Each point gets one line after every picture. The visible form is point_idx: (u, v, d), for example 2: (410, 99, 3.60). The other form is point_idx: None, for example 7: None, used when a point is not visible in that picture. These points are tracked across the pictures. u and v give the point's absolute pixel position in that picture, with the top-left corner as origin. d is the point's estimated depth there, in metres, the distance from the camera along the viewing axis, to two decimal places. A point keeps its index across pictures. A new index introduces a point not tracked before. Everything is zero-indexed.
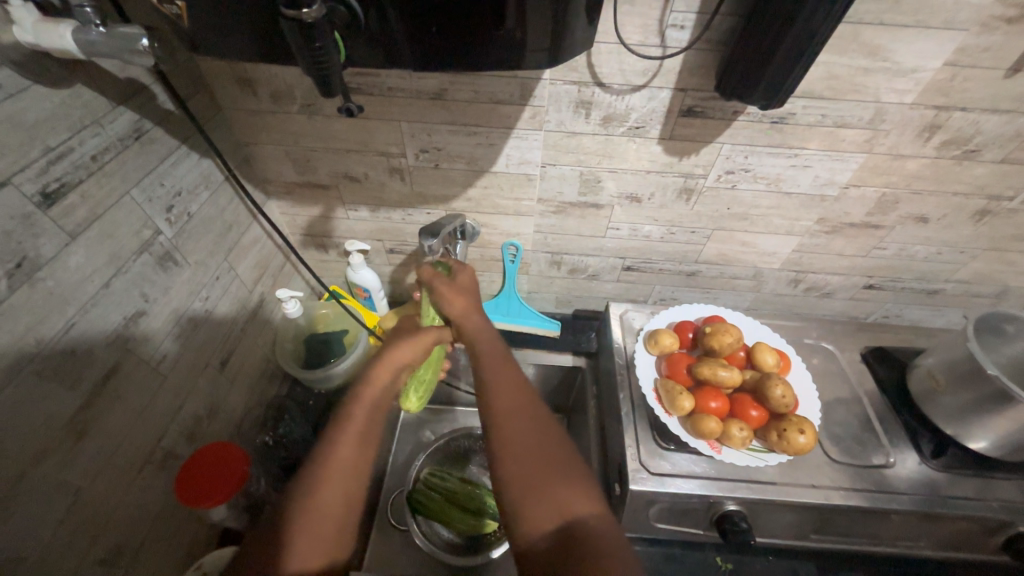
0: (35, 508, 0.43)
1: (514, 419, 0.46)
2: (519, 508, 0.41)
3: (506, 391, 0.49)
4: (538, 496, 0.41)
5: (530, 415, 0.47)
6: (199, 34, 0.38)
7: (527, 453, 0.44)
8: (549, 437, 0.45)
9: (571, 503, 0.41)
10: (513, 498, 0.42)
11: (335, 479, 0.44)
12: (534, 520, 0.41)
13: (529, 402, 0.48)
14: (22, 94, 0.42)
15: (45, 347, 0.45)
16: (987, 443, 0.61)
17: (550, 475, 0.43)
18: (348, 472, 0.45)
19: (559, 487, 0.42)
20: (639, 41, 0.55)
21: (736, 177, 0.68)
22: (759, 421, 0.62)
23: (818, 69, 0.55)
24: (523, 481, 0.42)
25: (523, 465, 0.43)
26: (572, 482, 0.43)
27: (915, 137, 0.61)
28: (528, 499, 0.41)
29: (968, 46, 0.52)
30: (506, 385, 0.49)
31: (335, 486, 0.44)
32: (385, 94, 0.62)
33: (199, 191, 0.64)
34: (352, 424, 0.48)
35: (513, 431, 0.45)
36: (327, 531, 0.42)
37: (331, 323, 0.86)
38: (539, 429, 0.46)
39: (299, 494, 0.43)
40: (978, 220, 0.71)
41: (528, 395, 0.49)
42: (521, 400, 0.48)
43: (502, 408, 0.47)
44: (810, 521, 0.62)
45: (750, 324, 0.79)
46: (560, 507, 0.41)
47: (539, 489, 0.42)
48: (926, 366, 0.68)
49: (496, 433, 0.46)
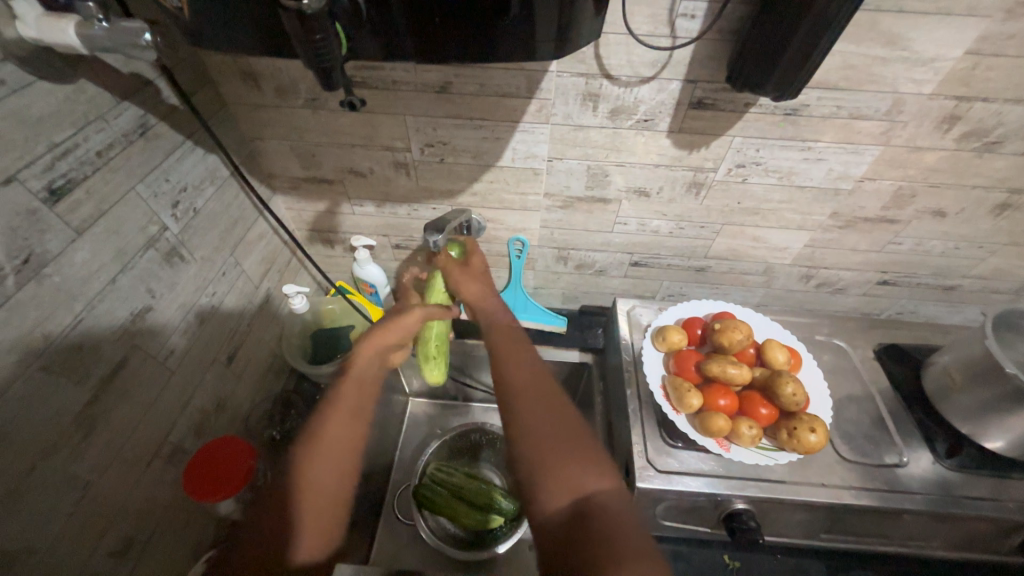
0: (46, 502, 0.44)
1: (529, 399, 0.50)
2: (535, 482, 0.44)
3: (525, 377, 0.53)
4: (554, 472, 0.44)
5: (548, 399, 0.51)
6: (200, 28, 0.37)
7: (544, 430, 0.47)
8: (565, 422, 0.47)
9: (587, 482, 0.42)
10: (530, 473, 0.45)
11: (329, 453, 0.48)
12: (551, 494, 0.43)
13: (544, 387, 0.52)
14: (26, 90, 0.42)
15: (52, 342, 0.45)
16: (1004, 443, 0.59)
17: (564, 455, 0.45)
18: (340, 450, 0.48)
19: (574, 465, 0.44)
20: (648, 31, 0.53)
21: (747, 171, 0.66)
22: (768, 419, 0.62)
23: (833, 58, 0.53)
24: (540, 456, 0.45)
25: (539, 442, 0.46)
26: (587, 461, 0.44)
27: (935, 128, 0.59)
28: (545, 473, 0.44)
29: (992, 33, 0.50)
30: (520, 376, 0.53)
31: (330, 458, 0.48)
32: (389, 87, 0.61)
33: (205, 186, 0.64)
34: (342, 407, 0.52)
35: (530, 411, 0.49)
36: (323, 511, 0.45)
37: (337, 319, 0.87)
38: (558, 413, 0.49)
39: (302, 471, 0.46)
40: (998, 214, 0.69)
41: (541, 381, 0.53)
42: (539, 386, 0.52)
43: (519, 386, 0.52)
44: (819, 520, 0.61)
45: (760, 320, 0.77)
46: (575, 483, 0.42)
47: (554, 467, 0.44)
48: (941, 364, 0.66)
49: (514, 412, 0.50)
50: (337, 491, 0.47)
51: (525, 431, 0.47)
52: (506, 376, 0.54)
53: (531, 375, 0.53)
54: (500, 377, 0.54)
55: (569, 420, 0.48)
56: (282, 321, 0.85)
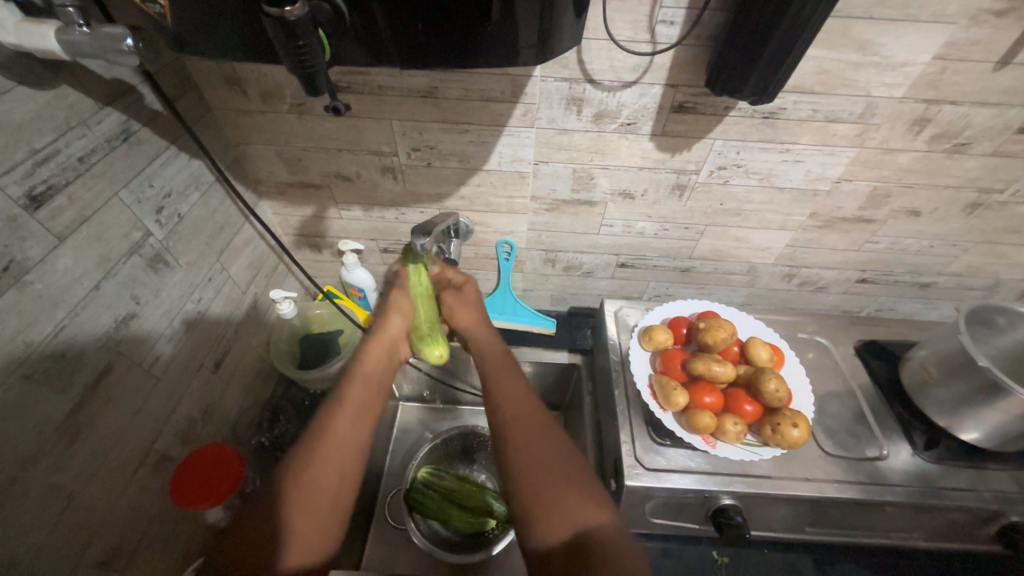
0: (28, 513, 0.43)
1: (521, 426, 0.49)
2: (528, 515, 0.43)
3: (518, 402, 0.51)
4: (550, 506, 0.43)
5: (542, 427, 0.49)
6: (183, 33, 0.38)
7: (540, 462, 0.46)
8: (566, 456, 0.47)
9: (584, 516, 0.43)
10: (522, 505, 0.44)
11: (326, 458, 0.46)
12: (545, 526, 0.43)
13: (537, 414, 0.50)
14: (6, 96, 0.42)
15: (34, 350, 0.44)
16: (979, 434, 0.61)
17: (558, 488, 0.45)
18: (339, 461, 0.46)
19: (570, 495, 0.44)
20: (630, 37, 0.54)
21: (728, 173, 0.68)
22: (753, 415, 0.63)
23: (808, 63, 0.55)
24: (536, 492, 0.44)
25: (538, 475, 0.45)
26: (584, 492, 0.45)
27: (906, 130, 0.61)
28: (539, 506, 0.43)
29: (957, 40, 0.52)
30: (521, 401, 0.52)
31: (325, 466, 0.46)
32: (375, 92, 0.62)
33: (189, 192, 0.64)
34: (349, 407, 0.51)
35: (528, 440, 0.48)
36: (319, 517, 0.44)
37: (326, 323, 0.86)
38: (555, 443, 0.48)
39: (293, 487, 0.44)
40: (969, 213, 0.71)
41: (539, 409, 0.51)
42: (534, 412, 0.51)
43: (513, 410, 0.50)
44: (804, 514, 0.63)
45: (744, 319, 0.79)
46: (572, 515, 0.43)
47: (549, 499, 0.44)
48: (918, 358, 0.68)
49: (502, 437, 0.49)
50: (336, 493, 0.45)
51: (522, 460, 0.46)
52: (496, 396, 0.52)
53: (523, 399, 0.52)
54: (492, 399, 0.52)
55: (569, 454, 0.48)
56: (270, 326, 0.84)
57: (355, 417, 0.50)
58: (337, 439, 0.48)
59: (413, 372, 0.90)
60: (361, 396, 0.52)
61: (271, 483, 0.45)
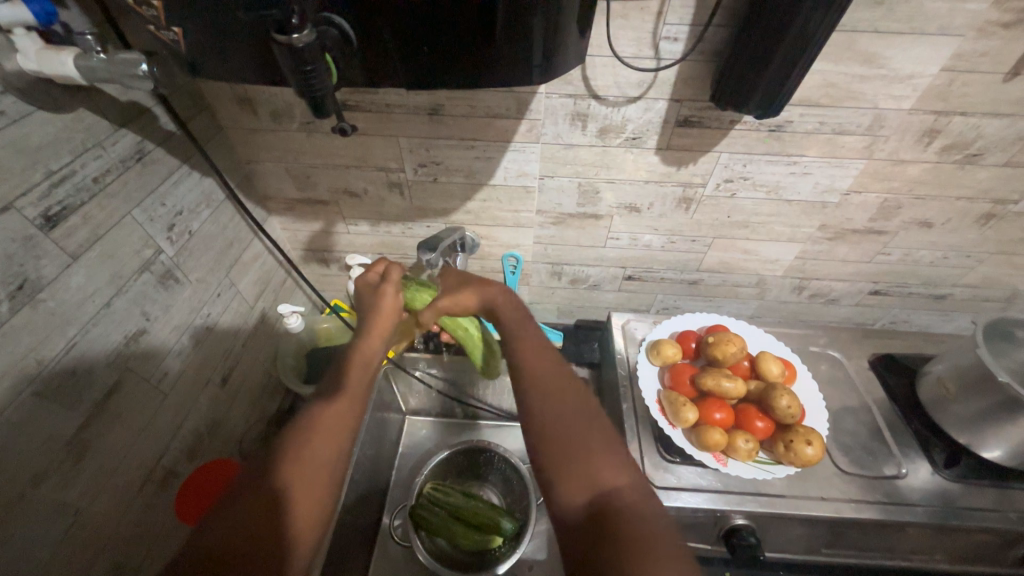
0: (35, 530, 0.43)
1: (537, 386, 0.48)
2: (550, 472, 0.42)
3: (533, 356, 0.51)
4: (571, 465, 0.42)
5: (556, 386, 0.48)
6: (195, 59, 0.39)
7: (549, 425, 0.45)
8: (569, 407, 0.46)
9: (601, 467, 0.42)
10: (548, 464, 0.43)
11: (325, 441, 0.47)
12: (563, 483, 0.41)
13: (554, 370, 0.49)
14: (25, 119, 0.43)
15: (45, 368, 0.45)
16: (1002, 452, 0.59)
17: (579, 447, 0.43)
18: (326, 467, 0.46)
19: (592, 453, 0.43)
20: (633, 53, 0.55)
21: (735, 186, 0.68)
22: (764, 432, 0.61)
23: (814, 77, 0.55)
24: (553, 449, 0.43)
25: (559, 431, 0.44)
26: (594, 446, 0.43)
27: (916, 142, 0.60)
28: (553, 465, 0.43)
29: (965, 52, 0.51)
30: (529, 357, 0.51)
31: (319, 466, 0.45)
32: (382, 110, 0.62)
33: (200, 209, 0.65)
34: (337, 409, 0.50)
35: (547, 402, 0.46)
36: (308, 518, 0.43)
37: (334, 338, 0.84)
38: (568, 394, 0.47)
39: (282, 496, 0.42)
40: (984, 224, 0.70)
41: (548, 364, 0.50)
42: (550, 371, 0.49)
43: (524, 378, 0.49)
44: (820, 535, 0.61)
45: (754, 332, 0.77)
46: (597, 473, 0.41)
47: (575, 462, 0.42)
48: (936, 373, 0.66)
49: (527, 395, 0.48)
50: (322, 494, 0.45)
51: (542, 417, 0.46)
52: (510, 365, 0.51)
53: (537, 351, 0.51)
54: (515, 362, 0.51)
55: (570, 398, 0.47)
56: (277, 342, 0.84)
57: (340, 421, 0.49)
58: (318, 440, 0.47)
59: (419, 387, 0.90)
60: (347, 404, 0.51)
61: (261, 469, 0.44)
